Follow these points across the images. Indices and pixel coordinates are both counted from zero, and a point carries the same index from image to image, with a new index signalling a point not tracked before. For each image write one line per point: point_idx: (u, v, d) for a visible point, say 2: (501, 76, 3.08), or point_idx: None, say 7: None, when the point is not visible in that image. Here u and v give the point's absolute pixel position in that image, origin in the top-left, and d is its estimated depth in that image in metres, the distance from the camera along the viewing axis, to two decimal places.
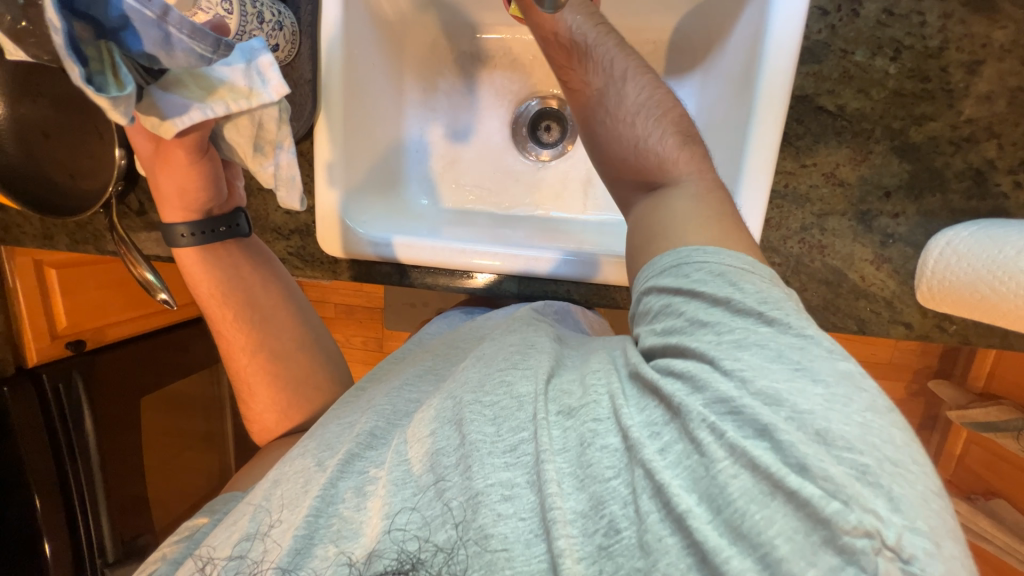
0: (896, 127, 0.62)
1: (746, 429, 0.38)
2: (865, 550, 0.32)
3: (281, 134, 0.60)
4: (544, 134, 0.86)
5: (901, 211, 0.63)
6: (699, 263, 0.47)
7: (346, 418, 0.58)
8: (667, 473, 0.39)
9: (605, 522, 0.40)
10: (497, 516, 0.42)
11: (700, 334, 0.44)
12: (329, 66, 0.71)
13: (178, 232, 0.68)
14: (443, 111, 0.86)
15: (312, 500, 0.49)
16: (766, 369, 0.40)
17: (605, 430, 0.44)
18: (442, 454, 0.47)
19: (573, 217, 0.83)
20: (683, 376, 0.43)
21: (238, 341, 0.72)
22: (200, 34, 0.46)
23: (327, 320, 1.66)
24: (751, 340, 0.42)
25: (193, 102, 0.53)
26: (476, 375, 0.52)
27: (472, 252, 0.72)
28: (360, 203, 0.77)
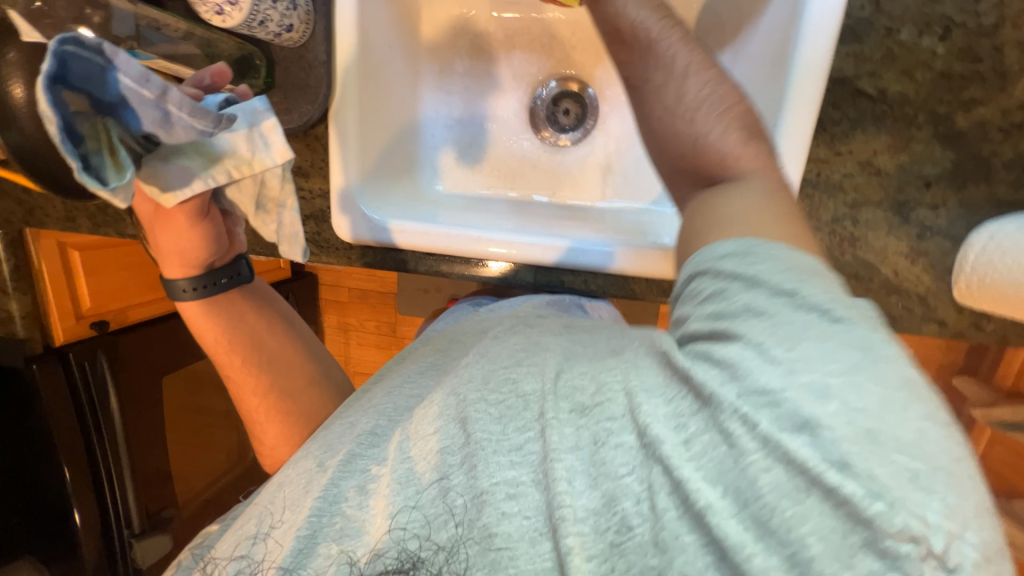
0: (941, 112, 0.59)
1: (783, 421, 0.34)
2: (909, 555, 0.29)
3: (284, 192, 0.61)
4: (562, 117, 0.83)
5: (941, 203, 0.60)
6: (761, 255, 0.41)
7: (348, 418, 0.59)
8: (687, 468, 0.37)
9: (617, 520, 0.39)
10: (502, 515, 0.42)
11: (748, 322, 0.38)
12: (345, 47, 0.69)
13: (179, 287, 0.68)
14: (458, 92, 0.83)
15: (315, 500, 0.51)
16: (823, 361, 0.34)
17: (620, 428, 0.41)
18: (448, 452, 0.47)
19: (593, 205, 0.81)
20: (724, 364, 0.38)
21: (249, 386, 0.72)
22: (201, 112, 0.47)
23: (342, 303, 1.68)
24: (817, 334, 0.36)
25: (194, 172, 0.54)
26: (480, 371, 0.51)
27: (487, 242, 0.71)
28: (375, 189, 0.76)
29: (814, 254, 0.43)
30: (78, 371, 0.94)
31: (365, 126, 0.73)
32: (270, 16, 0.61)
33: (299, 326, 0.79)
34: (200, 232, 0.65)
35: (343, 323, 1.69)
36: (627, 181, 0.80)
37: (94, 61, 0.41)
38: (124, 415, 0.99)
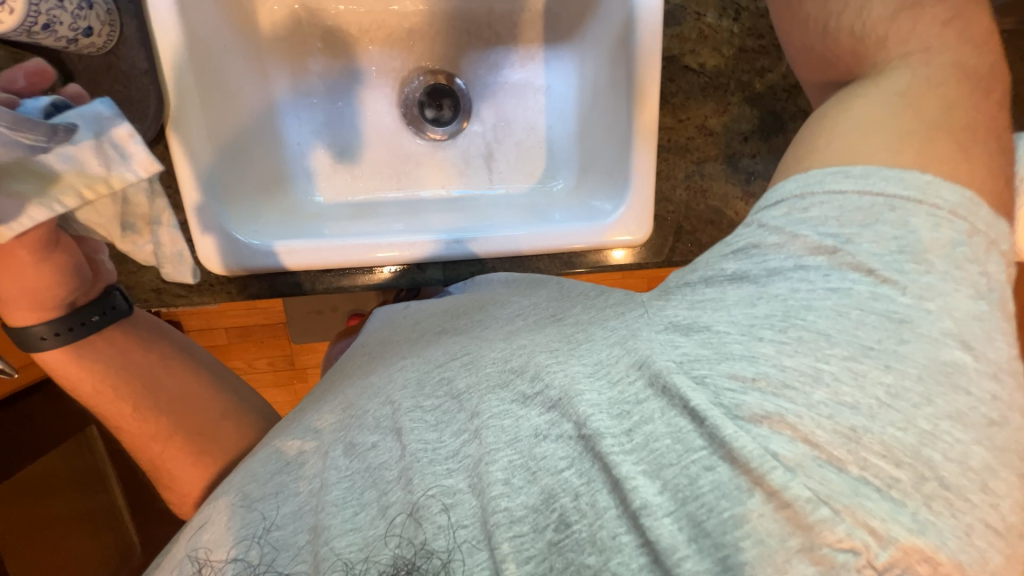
0: (745, 80, 0.72)
1: (738, 410, 0.37)
2: (847, 563, 0.31)
3: (156, 209, 0.57)
4: (434, 111, 0.82)
5: (757, 152, 0.74)
6: (836, 194, 0.43)
7: (277, 443, 0.50)
8: (627, 463, 0.37)
9: (556, 516, 0.36)
10: (437, 528, 0.37)
11: (774, 286, 0.41)
12: (166, 52, 0.59)
13: (33, 334, 0.58)
14: (319, 94, 0.78)
15: (239, 534, 0.43)
16: (822, 344, 0.37)
17: (558, 420, 0.41)
18: (385, 467, 0.42)
19: (480, 190, 0.83)
20: (710, 346, 0.40)
21: (145, 435, 0.61)
22: (29, 124, 0.45)
23: (219, 347, 1.46)
24: (832, 303, 0.39)
25: (31, 198, 0.48)
26: (415, 374, 0.49)
27: (378, 248, 0.68)
28: (244, 211, 0.68)
29: (918, 170, 0.42)
30: None
31: (216, 144, 0.65)
32: (58, 18, 0.49)
33: (202, 357, 0.68)
34: (54, 266, 0.56)
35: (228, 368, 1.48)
36: (509, 165, 0.84)
37: None
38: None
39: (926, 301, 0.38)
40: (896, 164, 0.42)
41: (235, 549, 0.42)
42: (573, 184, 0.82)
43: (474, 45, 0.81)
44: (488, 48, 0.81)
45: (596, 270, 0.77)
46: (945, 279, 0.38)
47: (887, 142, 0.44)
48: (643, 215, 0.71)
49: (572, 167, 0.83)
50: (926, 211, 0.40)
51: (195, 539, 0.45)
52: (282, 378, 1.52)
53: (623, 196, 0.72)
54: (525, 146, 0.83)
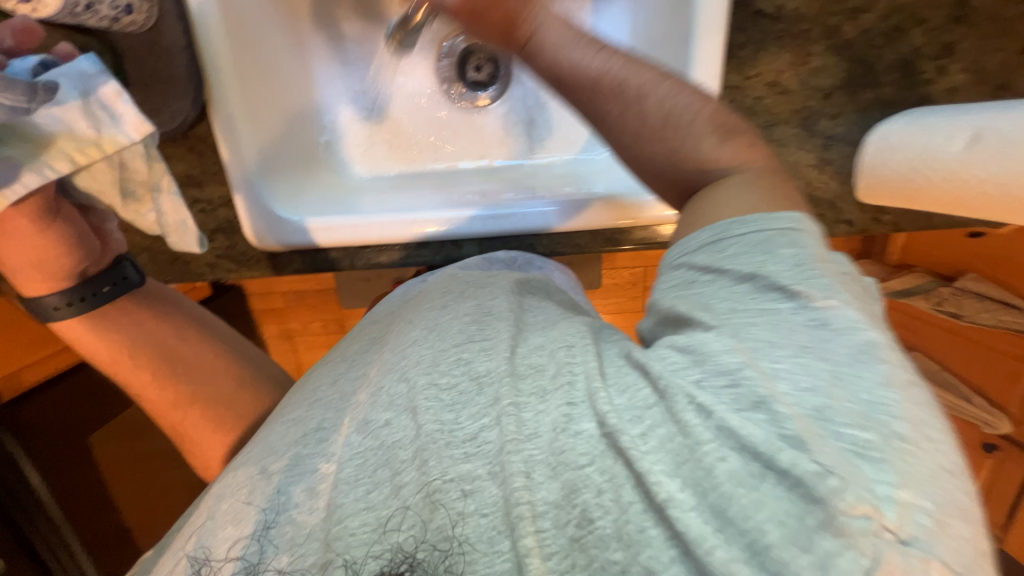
0: (832, 24, 0.58)
1: (740, 402, 0.32)
2: (864, 531, 0.27)
3: (155, 174, 0.57)
4: (475, 74, 0.78)
5: (840, 111, 0.61)
6: (739, 237, 0.40)
7: (290, 415, 0.50)
8: (646, 461, 0.33)
9: (578, 512, 0.34)
10: (457, 516, 0.36)
11: (717, 306, 0.38)
12: (205, 32, 0.59)
13: (48, 305, 0.60)
14: (355, 61, 0.75)
15: (255, 517, 0.41)
16: (776, 341, 0.34)
17: (579, 414, 0.37)
18: (399, 447, 0.40)
19: (513, 161, 0.79)
20: (690, 351, 0.36)
21: (164, 400, 0.64)
22: (9, 84, 0.46)
23: (278, 310, 1.56)
24: (767, 318, 0.35)
25: (25, 162, 0.51)
26: (429, 352, 0.45)
27: (425, 222, 0.67)
28: (287, 187, 0.70)
29: (793, 212, 0.41)
30: None
31: (257, 121, 0.65)
32: None
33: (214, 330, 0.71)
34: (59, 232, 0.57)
35: (286, 329, 1.59)
36: (552, 128, 0.79)
37: None
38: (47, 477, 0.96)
39: (831, 292, 0.35)
40: (772, 208, 0.41)
41: (238, 548, 0.40)
42: None
43: None
44: None
45: (642, 247, 0.73)
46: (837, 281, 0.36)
47: (755, 200, 0.42)
48: None
49: None
50: (815, 238, 0.39)
51: (194, 540, 0.44)
52: (334, 340, 1.61)
53: None
54: (562, 117, 0.78)
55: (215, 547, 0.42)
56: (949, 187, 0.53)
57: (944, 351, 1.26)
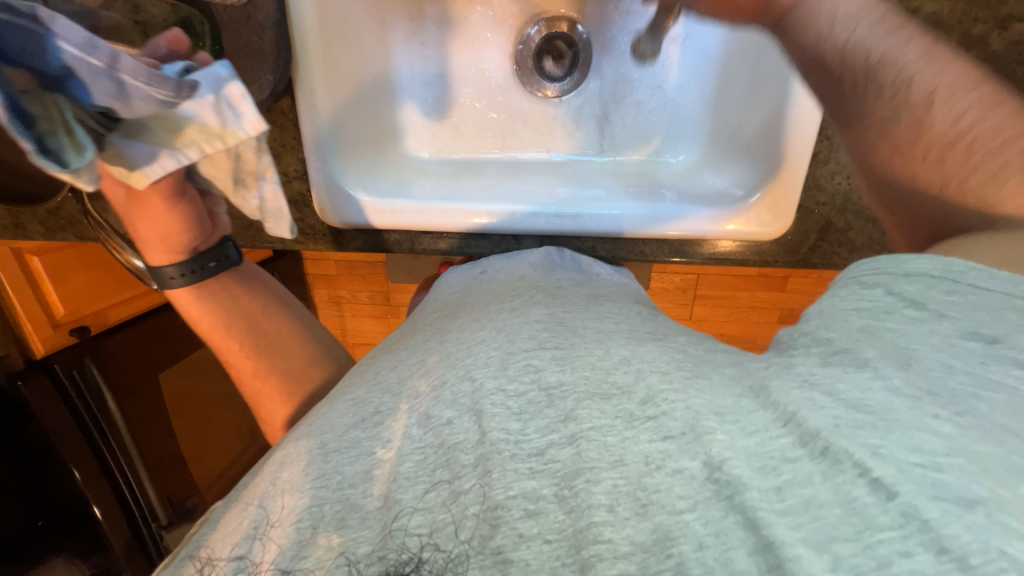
0: (976, 33, 0.50)
1: (940, 489, 0.28)
2: None
3: (261, 165, 0.59)
4: (551, 64, 0.75)
5: None
6: (971, 283, 0.35)
7: (349, 396, 0.51)
8: (780, 525, 0.30)
9: (672, 564, 0.30)
10: (519, 537, 0.33)
11: (927, 359, 0.33)
12: (298, 6, 0.60)
13: (166, 274, 0.66)
14: (434, 43, 0.74)
15: (313, 486, 0.42)
16: (1008, 432, 0.30)
17: (676, 451, 0.34)
18: (459, 449, 0.38)
19: (585, 158, 0.76)
20: (870, 412, 0.32)
21: (247, 369, 0.68)
22: (160, 79, 0.42)
23: (330, 276, 1.63)
24: (1001, 398, 0.31)
25: (162, 148, 0.50)
26: (496, 355, 0.44)
27: (482, 215, 0.67)
28: (357, 165, 0.71)
29: None
30: (68, 380, 0.96)
31: (336, 99, 0.67)
32: None
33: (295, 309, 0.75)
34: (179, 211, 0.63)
35: (335, 296, 1.66)
36: (626, 126, 0.75)
37: (31, 31, 0.35)
38: (122, 407, 1.04)
39: None
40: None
41: (238, 548, 0.41)
42: (696, 159, 0.72)
43: None
44: None
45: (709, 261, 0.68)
46: None
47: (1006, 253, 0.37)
48: (784, 206, 0.62)
49: (696, 138, 0.72)
50: None
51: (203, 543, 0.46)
52: (378, 310, 1.66)
53: (759, 181, 0.63)
54: (640, 114, 0.75)
55: (262, 523, 0.42)
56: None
57: None
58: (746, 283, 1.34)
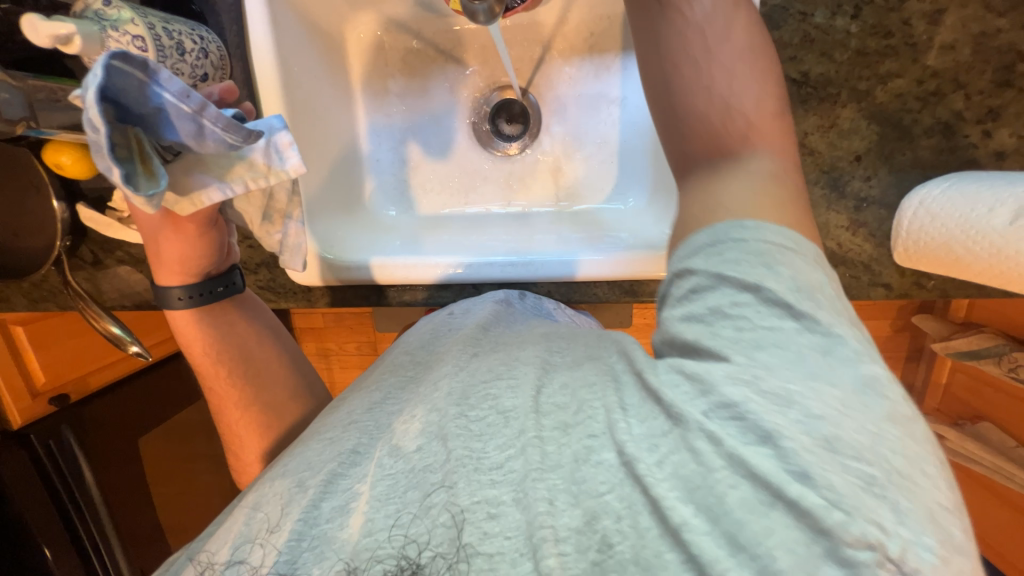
0: (862, 88, 0.57)
1: (747, 435, 0.33)
2: (867, 562, 0.29)
3: (291, 205, 0.65)
4: (506, 126, 0.83)
5: (873, 173, 0.59)
6: (738, 240, 0.39)
7: (326, 434, 0.50)
8: (661, 487, 0.35)
9: (598, 538, 0.36)
10: (483, 535, 0.38)
11: (722, 329, 0.37)
12: (267, 92, 0.66)
13: (173, 294, 0.64)
14: (397, 115, 0.81)
15: (293, 522, 0.43)
16: (780, 369, 0.34)
17: (600, 445, 0.39)
18: (429, 470, 0.42)
19: (544, 208, 0.82)
20: (696, 380, 0.37)
21: (230, 399, 0.66)
22: (235, 127, 0.45)
23: (318, 330, 1.65)
24: (774, 339, 0.35)
25: (213, 181, 0.52)
26: (459, 385, 0.47)
27: (447, 265, 0.71)
28: (329, 227, 0.75)
29: (788, 223, 0.41)
30: (44, 451, 0.95)
31: (307, 168, 0.72)
32: (180, 69, 0.55)
33: (287, 338, 0.73)
34: (207, 236, 0.62)
35: (323, 348, 1.67)
36: (577, 178, 0.82)
37: (136, 76, 0.40)
38: (98, 475, 1.01)
39: (829, 325, 0.35)
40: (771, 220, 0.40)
41: (234, 551, 0.45)
42: (644, 204, 0.78)
43: (546, 57, 0.80)
44: (564, 61, 0.80)
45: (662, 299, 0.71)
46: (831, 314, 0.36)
47: (750, 193, 0.42)
48: None
49: (642, 185, 0.78)
50: (809, 259, 0.38)
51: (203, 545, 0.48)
52: (367, 361, 1.67)
53: None
54: (591, 166, 0.81)
55: (253, 533, 0.45)
56: (991, 260, 0.50)
57: (1009, 412, 1.22)
58: None
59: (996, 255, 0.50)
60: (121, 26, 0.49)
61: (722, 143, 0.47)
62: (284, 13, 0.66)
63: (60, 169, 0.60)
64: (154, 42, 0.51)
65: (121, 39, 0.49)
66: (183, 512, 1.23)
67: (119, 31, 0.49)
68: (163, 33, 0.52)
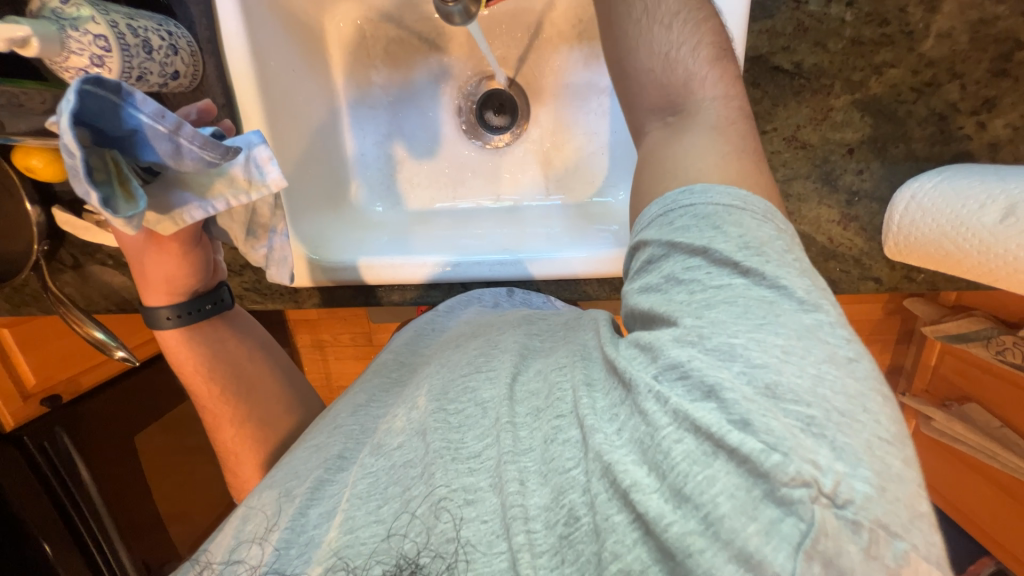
0: (856, 79, 0.56)
1: (693, 391, 0.34)
2: (802, 499, 0.28)
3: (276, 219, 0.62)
4: (493, 118, 0.81)
5: (865, 166, 0.58)
6: (687, 207, 0.39)
7: (313, 440, 0.52)
8: (617, 453, 0.35)
9: (565, 512, 0.36)
10: (459, 521, 0.39)
11: (675, 294, 0.38)
12: (242, 88, 0.64)
13: (161, 314, 0.63)
14: (381, 107, 0.79)
15: (280, 531, 0.44)
16: (727, 323, 0.34)
17: (567, 424, 0.40)
18: (409, 465, 0.43)
19: (535, 201, 0.81)
20: (648, 347, 0.38)
21: (224, 417, 0.66)
22: (213, 144, 0.44)
23: (312, 321, 1.64)
24: (721, 300, 0.35)
25: (193, 199, 0.50)
26: (440, 381, 0.49)
27: (435, 264, 0.70)
28: (314, 226, 0.73)
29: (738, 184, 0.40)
30: (37, 451, 0.95)
31: (288, 166, 0.70)
32: (148, 69, 0.53)
33: (279, 353, 0.73)
34: (191, 253, 0.61)
35: (318, 340, 1.66)
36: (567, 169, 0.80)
37: (109, 99, 0.39)
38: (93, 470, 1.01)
39: (774, 275, 0.35)
40: (723, 180, 0.40)
41: (226, 552, 0.45)
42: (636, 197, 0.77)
43: (534, 46, 0.77)
44: (552, 49, 0.77)
45: None
46: (780, 266, 0.36)
47: (701, 152, 0.42)
48: None
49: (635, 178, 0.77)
50: (759, 217, 0.38)
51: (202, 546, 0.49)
52: (362, 352, 1.67)
53: None
54: (580, 159, 0.79)
55: (246, 535, 0.46)
56: (981, 257, 0.50)
57: (995, 393, 1.24)
58: None
59: (987, 252, 0.50)
60: (81, 25, 0.47)
61: (671, 92, 0.46)
62: (258, 4, 0.63)
63: (31, 172, 0.59)
64: (118, 41, 0.49)
65: (82, 42, 0.47)
66: (185, 502, 1.25)
67: (79, 30, 0.47)
68: (127, 30, 0.50)
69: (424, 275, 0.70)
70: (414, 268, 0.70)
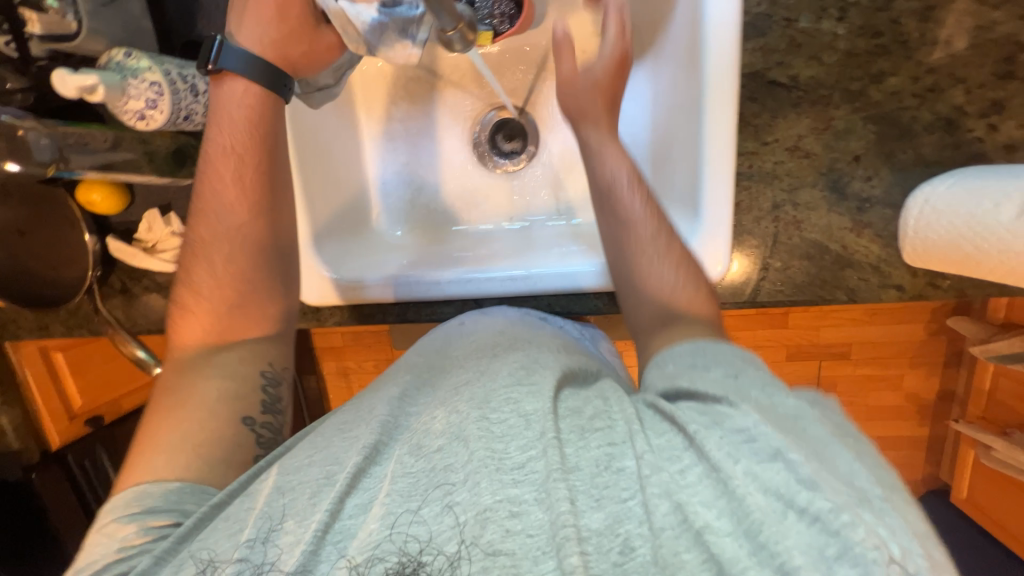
0: (855, 88, 0.57)
1: (759, 454, 0.38)
2: (877, 560, 0.32)
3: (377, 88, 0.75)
4: (505, 143, 0.85)
5: (874, 173, 0.58)
6: (716, 349, 0.48)
7: (348, 429, 0.49)
8: (685, 494, 0.38)
9: (620, 540, 0.38)
10: (505, 532, 0.39)
11: (710, 386, 0.44)
12: None
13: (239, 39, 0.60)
14: (401, 139, 0.84)
15: (313, 526, 0.43)
16: (772, 410, 0.41)
17: (621, 452, 0.41)
18: (450, 469, 0.42)
19: (546, 220, 0.83)
20: (709, 413, 0.42)
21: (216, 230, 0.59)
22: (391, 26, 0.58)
23: (337, 349, 1.68)
24: (758, 398, 0.42)
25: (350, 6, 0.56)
26: (481, 389, 0.46)
27: (450, 281, 0.72)
28: (335, 248, 0.77)
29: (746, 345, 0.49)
30: (78, 468, 0.99)
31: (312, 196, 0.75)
32: (194, 110, 0.59)
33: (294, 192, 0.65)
34: (263, 184, 0.59)
35: (343, 367, 1.70)
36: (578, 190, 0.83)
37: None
38: None
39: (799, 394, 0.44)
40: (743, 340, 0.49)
41: (240, 549, 0.43)
42: None
43: (542, 76, 0.82)
44: None
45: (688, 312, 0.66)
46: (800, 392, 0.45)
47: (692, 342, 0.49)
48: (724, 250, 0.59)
49: None
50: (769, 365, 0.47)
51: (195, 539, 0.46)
52: None
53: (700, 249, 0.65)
54: None
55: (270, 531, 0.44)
56: (1001, 257, 0.49)
57: None
58: (748, 324, 1.35)
59: (1007, 253, 0.49)
60: (140, 75, 0.54)
61: (666, 312, 0.54)
62: None
63: (92, 206, 0.71)
64: (169, 86, 0.56)
65: (140, 89, 0.55)
66: None
67: (139, 79, 0.54)
68: (178, 77, 0.57)
69: (443, 288, 0.73)
70: (431, 283, 0.73)
